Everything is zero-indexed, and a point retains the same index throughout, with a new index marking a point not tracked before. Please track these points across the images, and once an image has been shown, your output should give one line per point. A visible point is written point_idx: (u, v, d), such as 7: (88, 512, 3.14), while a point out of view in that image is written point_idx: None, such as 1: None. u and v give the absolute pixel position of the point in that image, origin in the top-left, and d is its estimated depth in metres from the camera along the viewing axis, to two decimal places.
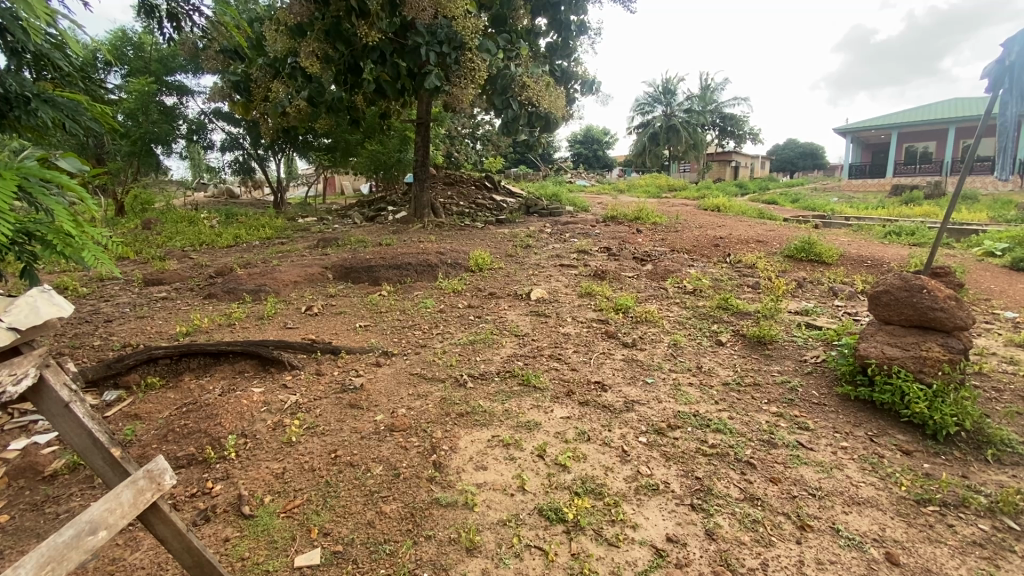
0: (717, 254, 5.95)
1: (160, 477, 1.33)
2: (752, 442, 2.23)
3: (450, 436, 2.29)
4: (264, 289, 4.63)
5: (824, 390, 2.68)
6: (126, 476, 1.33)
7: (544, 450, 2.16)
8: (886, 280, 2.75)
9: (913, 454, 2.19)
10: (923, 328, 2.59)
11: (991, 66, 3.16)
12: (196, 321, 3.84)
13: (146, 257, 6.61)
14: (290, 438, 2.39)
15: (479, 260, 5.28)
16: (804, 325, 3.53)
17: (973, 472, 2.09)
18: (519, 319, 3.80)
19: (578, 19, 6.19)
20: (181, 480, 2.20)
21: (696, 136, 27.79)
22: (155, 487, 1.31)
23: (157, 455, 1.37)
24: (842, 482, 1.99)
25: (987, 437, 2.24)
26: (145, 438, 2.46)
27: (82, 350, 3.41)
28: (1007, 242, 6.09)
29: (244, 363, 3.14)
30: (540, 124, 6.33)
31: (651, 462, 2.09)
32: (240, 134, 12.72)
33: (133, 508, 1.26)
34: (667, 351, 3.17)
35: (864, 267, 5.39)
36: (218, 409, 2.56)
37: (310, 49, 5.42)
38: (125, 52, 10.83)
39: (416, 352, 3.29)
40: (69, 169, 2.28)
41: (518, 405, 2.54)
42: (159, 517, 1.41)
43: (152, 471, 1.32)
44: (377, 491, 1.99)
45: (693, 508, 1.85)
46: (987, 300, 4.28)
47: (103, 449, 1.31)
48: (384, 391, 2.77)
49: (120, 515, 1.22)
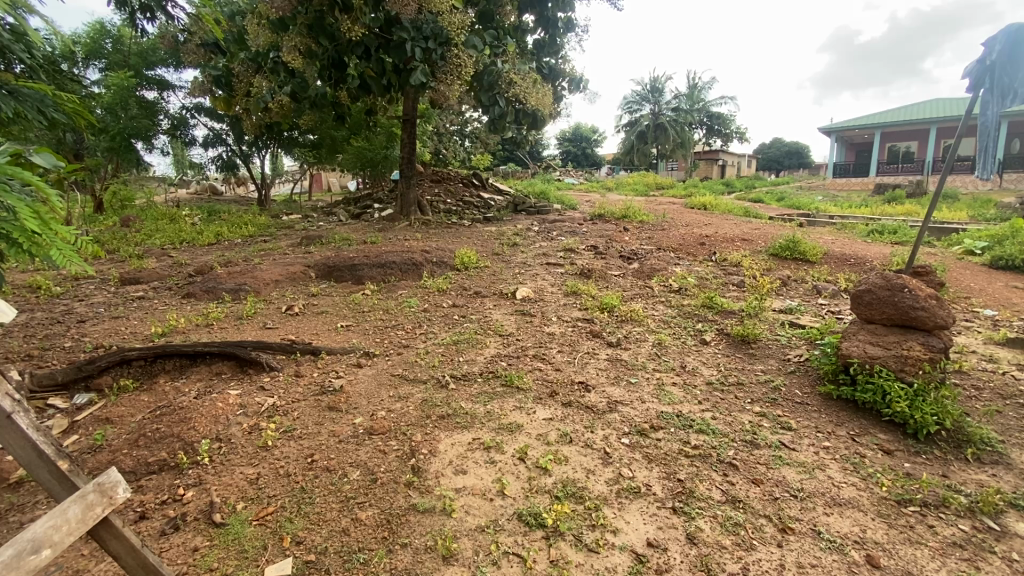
0: (702, 252, 5.96)
1: (112, 490, 1.29)
2: (735, 443, 2.21)
3: (430, 439, 2.24)
4: (245, 288, 4.53)
5: (807, 389, 2.67)
6: (75, 490, 1.29)
7: (525, 452, 2.12)
8: (869, 280, 2.75)
9: (894, 453, 2.19)
10: (904, 327, 2.60)
11: (972, 66, 3.16)
12: (172, 321, 3.74)
13: (124, 256, 6.46)
14: (266, 442, 2.33)
15: (465, 259, 5.23)
16: (787, 324, 3.54)
17: (953, 471, 2.10)
18: (504, 318, 3.76)
19: (565, 16, 6.14)
20: (152, 487, 2.13)
21: (684, 134, 27.94)
22: (106, 501, 1.27)
23: (109, 468, 1.33)
24: (823, 482, 1.98)
25: (967, 436, 2.25)
26: (115, 443, 2.38)
27: (51, 352, 3.30)
28: (987, 241, 6.18)
29: (222, 365, 3.06)
30: (527, 121, 6.28)
31: (633, 465, 2.07)
32: (223, 129, 12.49)
33: (81, 525, 1.22)
34: (652, 350, 3.16)
35: (847, 265, 5.43)
36: (191, 412, 2.48)
37: (292, 44, 5.26)
38: (103, 45, 10.56)
39: (398, 352, 3.23)
40: (45, 165, 2.13)
41: (499, 407, 2.50)
42: (110, 531, 1.37)
43: (104, 485, 1.29)
44: (354, 496, 1.94)
45: (674, 511, 1.83)
46: (967, 299, 4.34)
47: (48, 462, 1.27)
48: (364, 393, 2.72)
49: (67, 532, 1.18)
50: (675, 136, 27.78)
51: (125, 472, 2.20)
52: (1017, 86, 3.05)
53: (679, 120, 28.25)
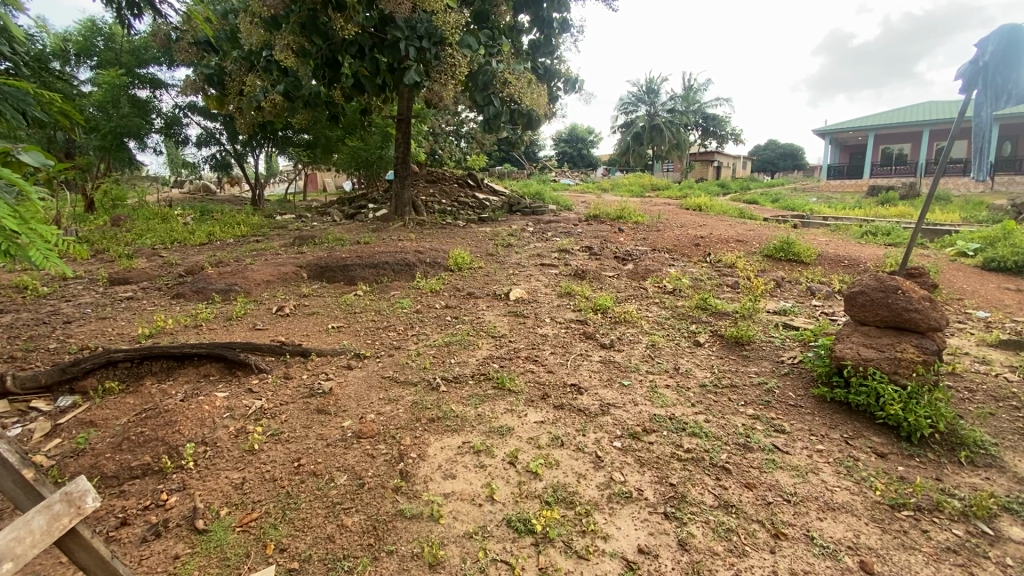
0: (697, 253, 5.96)
1: (80, 500, 1.26)
2: (728, 446, 2.19)
3: (420, 442, 2.21)
4: (235, 288, 4.48)
5: (801, 392, 2.65)
6: (39, 500, 1.26)
7: (515, 456, 2.09)
8: (863, 281, 2.74)
9: (888, 456, 2.17)
10: (897, 329, 2.59)
11: (966, 66, 3.16)
12: (160, 323, 3.68)
13: (113, 256, 6.39)
14: (252, 446, 2.29)
15: (458, 259, 5.20)
16: (781, 325, 3.52)
17: (947, 474, 2.08)
18: (497, 319, 3.73)
19: (561, 16, 6.05)
20: (134, 492, 2.08)
21: (679, 135, 28.01)
22: (74, 512, 1.25)
23: (77, 477, 1.30)
24: (817, 487, 1.96)
25: (961, 439, 2.24)
26: (98, 447, 2.33)
27: (36, 354, 3.23)
28: (979, 242, 6.21)
29: (210, 367, 3.01)
30: (522, 121, 6.24)
31: (625, 469, 2.04)
32: (216, 129, 12.39)
33: (46, 536, 1.19)
34: (645, 352, 3.14)
35: (841, 266, 5.44)
36: (177, 414, 2.43)
37: (285, 42, 5.21)
38: (94, 43, 10.46)
39: (390, 354, 3.20)
40: (33, 164, 2.07)
41: (491, 410, 2.47)
42: (79, 542, 1.34)
43: (72, 494, 1.26)
44: (340, 502, 1.90)
45: (666, 517, 1.80)
46: (959, 300, 4.35)
47: (13, 471, 1.23)
48: (353, 396, 2.68)
49: (30, 544, 1.16)
50: (671, 137, 27.85)
51: (108, 477, 2.15)
52: (1011, 86, 3.06)
53: (675, 121, 28.32)
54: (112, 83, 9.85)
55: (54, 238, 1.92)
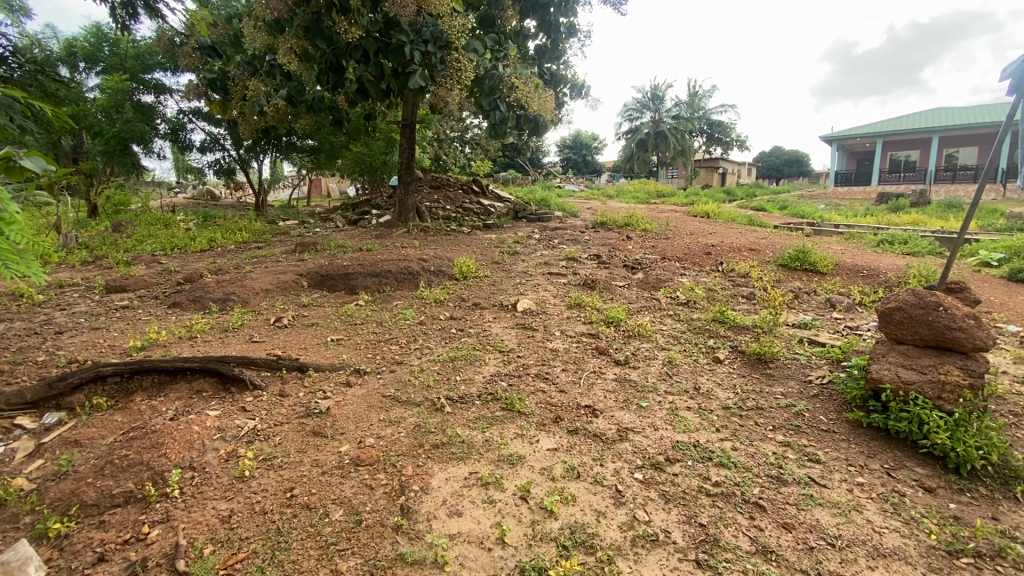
0: (709, 262, 5.77)
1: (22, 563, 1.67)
2: (760, 479, 2.00)
3: (423, 473, 2.03)
4: (232, 297, 4.32)
5: (833, 416, 2.46)
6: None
7: (527, 490, 1.92)
8: (898, 296, 2.56)
9: (936, 492, 1.98)
10: (939, 349, 2.39)
11: (1017, 67, 2.93)
12: (152, 334, 3.51)
13: (112, 263, 6.25)
14: (242, 472, 2.12)
15: (463, 267, 5.01)
16: (805, 341, 3.32)
17: (1003, 513, 1.88)
18: (505, 332, 3.55)
19: (567, 22, 5.88)
20: (115, 523, 1.91)
21: (685, 142, 27.80)
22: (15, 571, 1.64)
23: (28, 551, 1.73)
24: (863, 528, 1.77)
25: (1015, 472, 2.03)
26: (82, 470, 2.17)
27: (22, 367, 3.08)
28: (1003, 252, 6.00)
29: (203, 382, 2.84)
30: (529, 126, 6.06)
31: (649, 506, 1.86)
32: (220, 133, 12.31)
33: None
34: (663, 370, 2.94)
35: (861, 277, 5.23)
36: (164, 436, 2.26)
37: (289, 46, 5.12)
38: (101, 49, 10.43)
39: (391, 370, 3.01)
40: (36, 170, 1.99)
41: (500, 435, 2.29)
42: None
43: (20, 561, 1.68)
44: (335, 542, 1.72)
45: (698, 565, 1.61)
46: (989, 313, 4.14)
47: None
48: (353, 417, 2.49)
49: None
50: (676, 143, 27.67)
51: (88, 505, 1.98)
52: None
53: (680, 127, 28.10)
54: (116, 87, 9.78)
55: (30, 258, 1.76)
